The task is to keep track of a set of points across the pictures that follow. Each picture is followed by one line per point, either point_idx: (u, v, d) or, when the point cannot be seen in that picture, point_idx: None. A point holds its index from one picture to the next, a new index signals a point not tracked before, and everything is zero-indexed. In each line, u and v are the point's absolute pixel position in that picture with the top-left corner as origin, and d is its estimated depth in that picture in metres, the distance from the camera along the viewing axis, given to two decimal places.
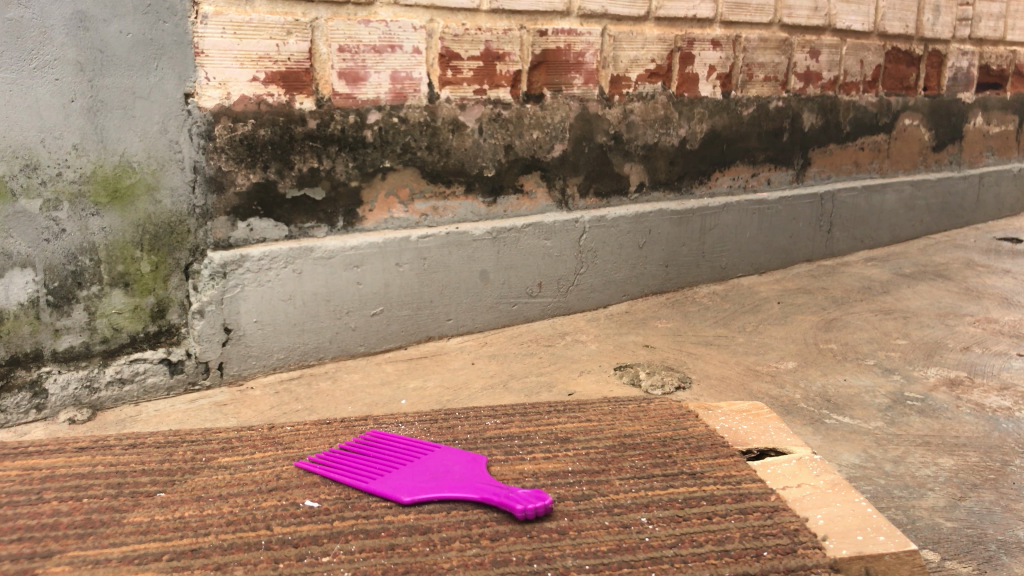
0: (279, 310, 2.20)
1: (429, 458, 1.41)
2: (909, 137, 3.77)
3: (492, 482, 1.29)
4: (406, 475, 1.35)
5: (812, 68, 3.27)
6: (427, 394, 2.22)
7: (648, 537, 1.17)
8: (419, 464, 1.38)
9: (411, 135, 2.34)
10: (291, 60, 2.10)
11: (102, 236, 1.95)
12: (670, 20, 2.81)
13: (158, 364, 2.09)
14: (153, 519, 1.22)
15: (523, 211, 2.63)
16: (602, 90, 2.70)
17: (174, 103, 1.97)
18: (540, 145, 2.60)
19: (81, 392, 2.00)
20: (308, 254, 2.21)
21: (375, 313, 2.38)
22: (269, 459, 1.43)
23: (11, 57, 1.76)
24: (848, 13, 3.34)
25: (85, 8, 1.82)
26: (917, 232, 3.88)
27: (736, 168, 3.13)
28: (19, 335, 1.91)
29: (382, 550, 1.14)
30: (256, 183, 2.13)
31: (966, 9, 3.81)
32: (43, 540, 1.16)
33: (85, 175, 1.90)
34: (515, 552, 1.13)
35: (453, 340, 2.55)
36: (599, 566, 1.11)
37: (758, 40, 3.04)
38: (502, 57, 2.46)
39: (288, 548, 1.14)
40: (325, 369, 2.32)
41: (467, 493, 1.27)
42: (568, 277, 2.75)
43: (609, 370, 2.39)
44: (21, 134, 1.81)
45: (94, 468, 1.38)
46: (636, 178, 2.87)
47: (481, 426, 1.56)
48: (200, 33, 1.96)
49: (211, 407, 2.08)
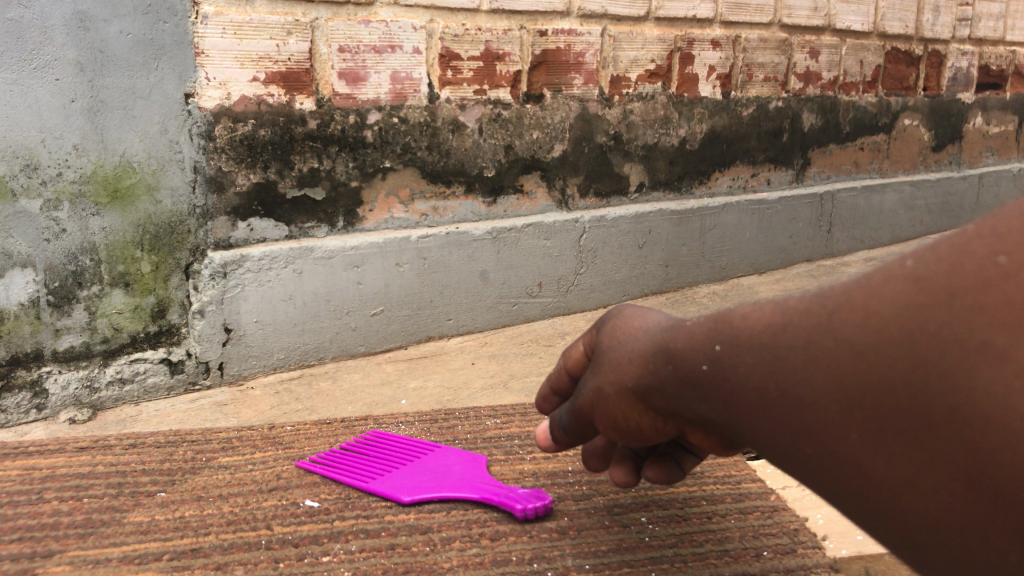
0: (279, 309, 2.22)
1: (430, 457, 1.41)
2: (909, 137, 3.77)
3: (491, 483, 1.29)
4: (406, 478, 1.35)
5: (812, 68, 3.27)
6: (427, 394, 2.22)
7: (648, 537, 1.18)
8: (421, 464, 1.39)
9: (411, 135, 2.34)
10: (291, 60, 2.10)
11: (102, 236, 1.95)
12: (670, 20, 2.81)
13: (158, 364, 2.09)
14: (154, 519, 1.22)
15: (523, 212, 2.63)
16: (602, 90, 2.69)
17: (175, 103, 1.97)
18: (540, 145, 2.60)
19: (81, 392, 2.00)
20: (308, 254, 2.22)
21: (375, 313, 2.38)
22: (269, 459, 1.43)
23: (11, 58, 1.76)
24: (848, 13, 3.33)
25: (86, 8, 1.82)
26: (917, 231, 3.89)
27: (736, 168, 3.13)
28: (20, 335, 1.91)
29: (382, 549, 1.14)
30: (256, 183, 2.13)
31: (966, 9, 3.81)
32: (43, 540, 1.16)
33: (85, 175, 1.90)
34: (515, 552, 1.13)
35: (453, 340, 2.55)
36: (599, 566, 1.11)
37: (758, 40, 3.04)
38: (502, 57, 2.46)
39: (288, 548, 1.14)
40: (326, 369, 2.33)
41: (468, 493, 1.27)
42: (568, 277, 2.75)
43: None
44: (21, 134, 1.81)
45: (94, 467, 1.38)
46: (636, 178, 2.87)
47: (481, 426, 1.57)
48: (200, 33, 1.97)
49: (211, 407, 2.08)
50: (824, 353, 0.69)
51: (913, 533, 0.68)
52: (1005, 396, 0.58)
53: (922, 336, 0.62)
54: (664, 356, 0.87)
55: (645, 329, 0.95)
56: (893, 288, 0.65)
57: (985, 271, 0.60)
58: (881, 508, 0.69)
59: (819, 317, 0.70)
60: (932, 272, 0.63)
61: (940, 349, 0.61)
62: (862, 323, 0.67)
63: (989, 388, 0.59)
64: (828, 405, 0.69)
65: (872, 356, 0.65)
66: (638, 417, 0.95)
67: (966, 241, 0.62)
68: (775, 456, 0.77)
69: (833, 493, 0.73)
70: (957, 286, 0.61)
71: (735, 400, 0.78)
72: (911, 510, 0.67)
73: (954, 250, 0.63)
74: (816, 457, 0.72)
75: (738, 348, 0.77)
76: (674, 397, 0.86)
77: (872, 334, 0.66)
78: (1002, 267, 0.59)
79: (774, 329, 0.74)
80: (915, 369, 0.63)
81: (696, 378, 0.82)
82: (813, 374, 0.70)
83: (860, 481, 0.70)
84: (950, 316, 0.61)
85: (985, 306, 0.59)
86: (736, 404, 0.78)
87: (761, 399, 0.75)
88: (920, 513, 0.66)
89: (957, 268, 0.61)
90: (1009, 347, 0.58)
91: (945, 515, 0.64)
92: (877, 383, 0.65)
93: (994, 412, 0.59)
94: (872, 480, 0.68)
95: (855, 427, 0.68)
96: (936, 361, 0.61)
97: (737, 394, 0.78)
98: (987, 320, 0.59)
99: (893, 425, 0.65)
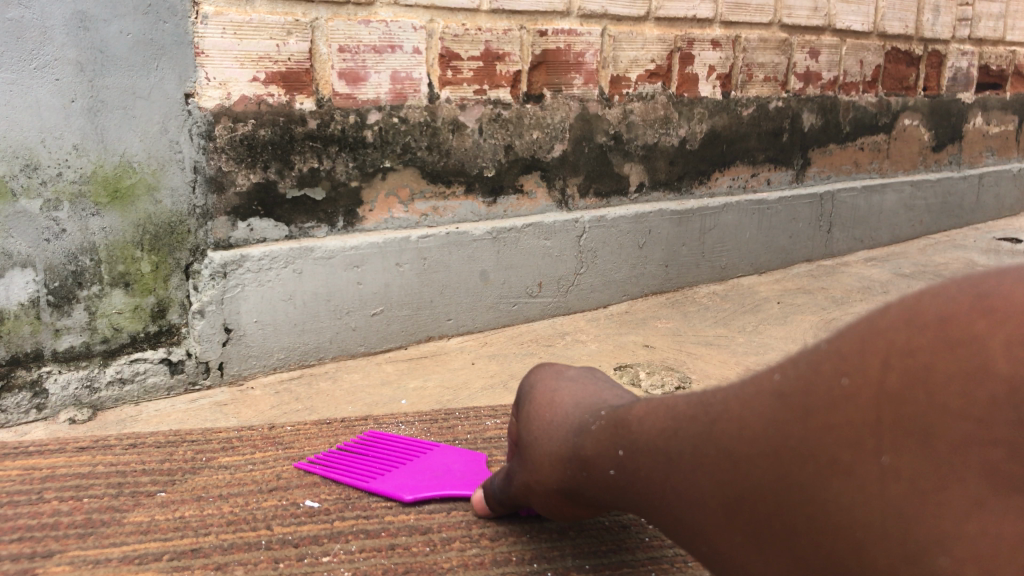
0: (279, 309, 2.22)
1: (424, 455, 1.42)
2: (909, 137, 3.77)
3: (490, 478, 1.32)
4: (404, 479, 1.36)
5: (812, 68, 3.26)
6: (427, 394, 2.22)
7: (648, 537, 1.22)
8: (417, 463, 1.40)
9: (411, 135, 2.34)
10: (291, 60, 2.10)
11: (102, 236, 1.96)
12: (670, 20, 2.80)
13: (158, 364, 2.09)
14: (153, 519, 1.22)
15: (523, 212, 2.63)
16: (602, 90, 2.69)
17: (175, 103, 1.97)
18: (540, 145, 2.60)
19: (81, 392, 2.00)
20: (308, 254, 2.22)
21: (375, 313, 2.39)
22: (269, 459, 1.43)
23: (11, 57, 1.76)
24: (848, 13, 3.32)
25: (86, 8, 1.82)
26: (917, 232, 3.89)
27: (736, 168, 3.13)
28: (20, 335, 1.91)
29: (382, 550, 1.15)
30: (256, 182, 2.13)
31: (966, 9, 3.81)
32: (43, 540, 1.16)
33: (85, 175, 1.90)
34: (516, 552, 1.16)
35: (453, 340, 2.56)
36: (599, 565, 1.14)
37: (758, 40, 3.04)
38: (502, 57, 2.46)
39: (288, 548, 1.14)
40: (325, 369, 2.33)
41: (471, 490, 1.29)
42: (568, 277, 2.76)
43: (609, 370, 2.38)
44: (21, 134, 1.80)
45: (94, 467, 1.38)
46: (636, 178, 2.87)
47: (480, 426, 1.59)
48: (200, 33, 1.97)
49: (211, 407, 2.08)
50: (708, 460, 0.78)
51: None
52: (853, 510, 0.65)
53: (782, 453, 0.70)
54: (577, 461, 1.00)
55: (559, 428, 1.07)
56: (759, 404, 0.73)
57: (833, 389, 0.66)
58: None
59: (704, 426, 0.79)
60: (791, 389, 0.70)
61: (797, 462, 0.69)
62: (737, 435, 0.75)
63: (839, 501, 0.66)
64: (714, 506, 0.78)
65: (744, 466, 0.74)
66: (560, 504, 1.08)
67: (817, 358, 0.69)
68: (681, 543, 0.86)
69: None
70: (810, 405, 0.68)
71: (644, 498, 0.88)
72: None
73: (807, 368, 0.69)
74: (711, 553, 0.81)
75: (639, 451, 0.88)
76: (590, 491, 0.99)
77: (745, 445, 0.74)
78: (845, 388, 0.65)
79: (667, 435, 0.84)
80: (780, 481, 0.70)
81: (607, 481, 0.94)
82: (702, 479, 0.79)
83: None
84: (805, 434, 0.68)
85: (833, 426, 0.66)
86: (647, 500, 0.88)
87: (666, 498, 0.85)
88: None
89: (809, 388, 0.68)
90: (853, 464, 0.65)
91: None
92: (750, 488, 0.74)
93: (844, 524, 0.66)
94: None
95: (738, 528, 0.76)
96: (795, 475, 0.69)
97: (645, 493, 0.87)
98: (834, 440, 0.66)
99: (768, 529, 0.73)
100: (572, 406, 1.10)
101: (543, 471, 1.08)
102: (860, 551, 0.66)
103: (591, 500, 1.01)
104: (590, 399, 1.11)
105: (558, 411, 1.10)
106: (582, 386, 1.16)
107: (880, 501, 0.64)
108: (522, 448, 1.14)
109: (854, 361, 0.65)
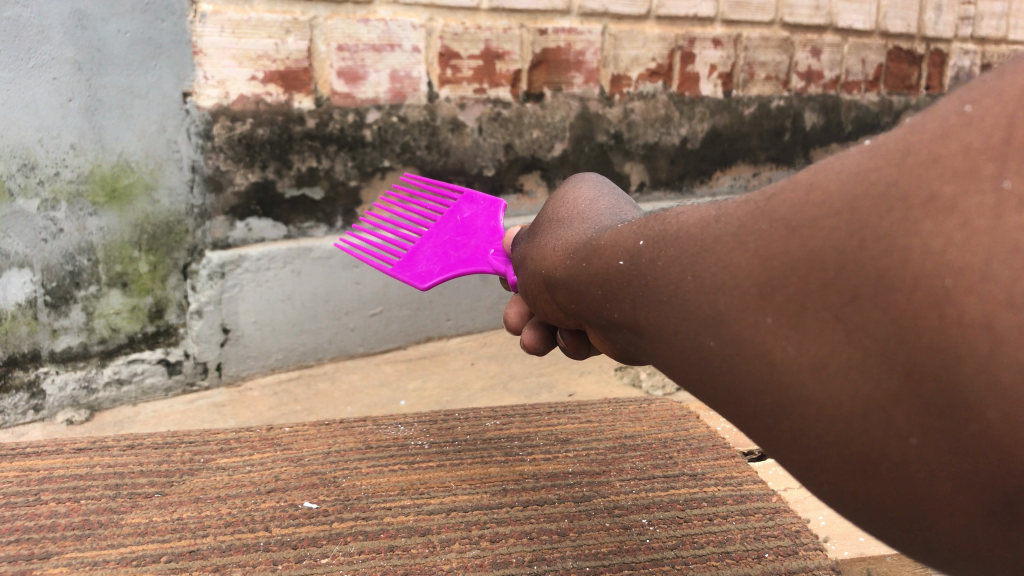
0: (278, 309, 2.24)
1: (455, 214, 1.57)
2: None
3: (500, 247, 1.38)
4: (427, 251, 1.55)
5: (813, 67, 3.21)
6: (426, 394, 2.21)
7: (649, 538, 1.21)
8: (446, 226, 1.56)
9: (411, 135, 2.33)
10: (290, 59, 2.08)
11: (100, 236, 1.95)
12: (670, 19, 2.75)
13: (156, 364, 2.11)
14: (152, 520, 1.21)
15: (523, 211, 2.64)
16: (602, 89, 2.66)
17: (173, 103, 1.96)
18: (540, 145, 2.59)
19: (78, 392, 2.01)
20: (306, 254, 2.24)
21: (374, 313, 2.40)
22: (267, 460, 1.42)
23: (9, 57, 1.75)
24: (849, 12, 3.24)
25: (84, 7, 1.81)
26: None
27: (737, 168, 3.12)
28: (17, 335, 1.90)
29: (381, 551, 1.14)
30: (255, 182, 2.13)
31: (968, 7, 3.68)
32: (41, 542, 1.15)
33: (83, 175, 1.89)
34: (515, 554, 1.16)
35: (453, 340, 2.56)
36: (599, 567, 1.14)
37: (759, 39, 2.99)
38: (502, 56, 2.43)
39: (288, 550, 1.14)
40: (325, 369, 2.34)
41: (482, 267, 1.41)
42: None
43: (609, 371, 2.39)
44: (18, 134, 1.79)
45: (92, 468, 1.37)
46: (636, 178, 2.85)
47: (481, 426, 1.59)
48: (199, 32, 1.96)
49: (210, 408, 2.09)
50: (756, 236, 0.64)
51: (812, 430, 0.61)
52: (945, 252, 0.53)
53: (860, 205, 0.57)
54: (585, 256, 0.88)
55: (588, 223, 1.01)
56: (845, 161, 0.61)
57: (952, 118, 0.56)
58: (779, 405, 0.62)
59: (758, 203, 0.66)
60: (888, 141, 0.60)
61: (879, 208, 0.56)
62: (802, 199, 0.62)
63: (930, 243, 0.53)
64: (745, 289, 0.63)
65: (809, 230, 0.60)
66: (549, 305, 1.05)
67: (936, 107, 0.59)
68: (670, 358, 0.71)
69: (728, 395, 0.67)
70: (915, 143, 0.57)
71: (645, 294, 0.73)
72: (819, 405, 0.60)
73: (921, 119, 0.59)
74: (716, 351, 0.66)
75: (664, 241, 0.73)
76: (582, 290, 0.87)
77: (811, 208, 0.60)
78: (968, 113, 0.55)
79: (706, 222, 0.70)
80: (852, 239, 0.57)
81: (611, 273, 0.80)
82: (737, 259, 0.64)
83: (765, 374, 0.63)
84: (900, 173, 0.56)
85: (941, 156, 0.55)
86: (647, 297, 0.73)
87: (675, 293, 0.70)
88: (825, 407, 0.59)
89: (914, 130, 0.58)
90: (960, 198, 0.53)
91: (855, 405, 0.58)
92: (805, 255, 0.60)
93: (930, 268, 0.53)
94: (780, 373, 0.61)
95: (771, 312, 0.62)
96: (870, 226, 0.56)
97: (652, 287, 0.72)
98: (939, 172, 0.55)
99: (817, 305, 0.59)
100: (608, 213, 1.05)
101: (548, 266, 0.99)
102: (945, 307, 0.52)
103: (580, 304, 0.89)
104: (626, 211, 1.05)
105: (591, 213, 1.05)
106: (621, 201, 1.11)
107: (988, 237, 0.52)
108: (540, 246, 1.08)
109: (992, 88, 0.56)
